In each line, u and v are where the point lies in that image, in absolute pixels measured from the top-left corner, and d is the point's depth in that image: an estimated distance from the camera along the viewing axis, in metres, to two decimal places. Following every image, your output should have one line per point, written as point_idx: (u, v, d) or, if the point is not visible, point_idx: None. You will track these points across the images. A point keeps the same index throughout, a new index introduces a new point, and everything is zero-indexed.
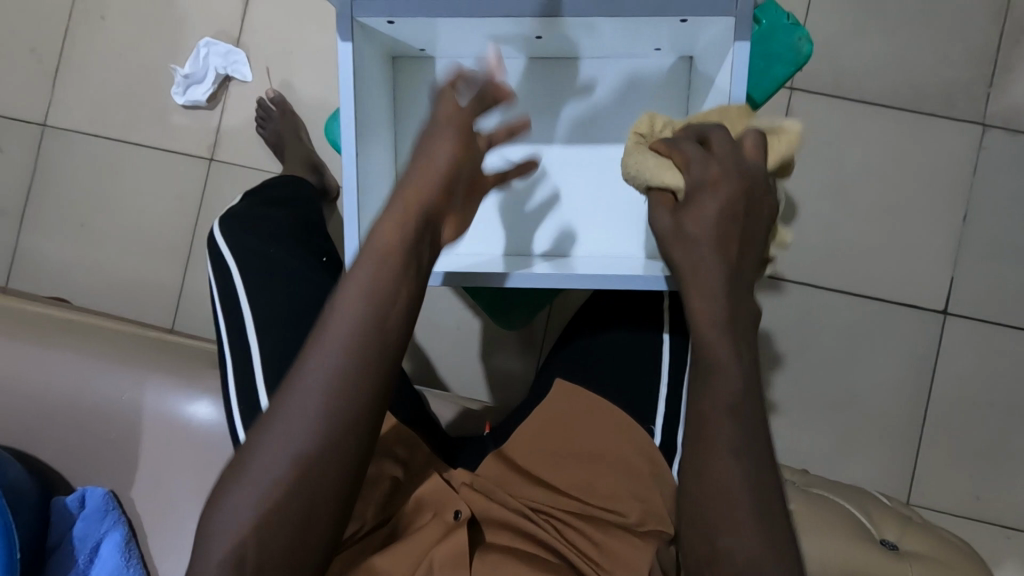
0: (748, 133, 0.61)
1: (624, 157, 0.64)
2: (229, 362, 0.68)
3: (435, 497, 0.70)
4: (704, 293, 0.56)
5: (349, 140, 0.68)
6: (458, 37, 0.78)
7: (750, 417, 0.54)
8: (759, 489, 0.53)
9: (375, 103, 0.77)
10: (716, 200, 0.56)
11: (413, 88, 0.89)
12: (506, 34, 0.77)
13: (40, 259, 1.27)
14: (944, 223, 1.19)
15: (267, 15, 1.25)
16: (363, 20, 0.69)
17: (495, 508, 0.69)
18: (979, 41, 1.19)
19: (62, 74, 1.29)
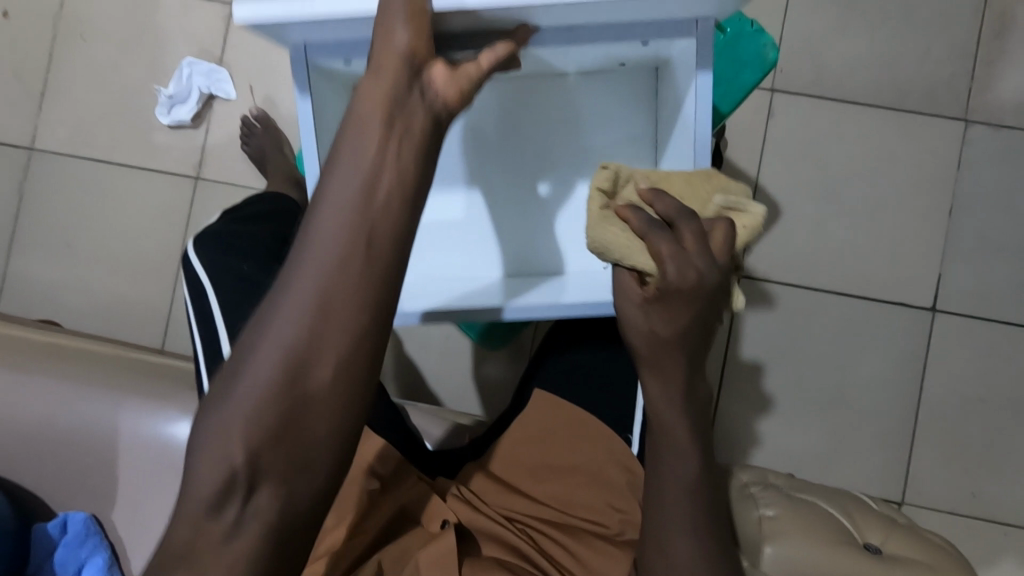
0: (721, 223, 0.59)
1: (587, 221, 0.60)
2: (206, 382, 0.68)
3: (422, 507, 0.70)
4: (663, 384, 0.61)
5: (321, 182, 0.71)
6: None
7: (701, 476, 0.61)
8: (706, 537, 0.59)
9: None
10: (667, 324, 0.59)
11: None
12: None
13: (29, 282, 1.27)
14: (930, 219, 1.19)
15: (250, 33, 1.26)
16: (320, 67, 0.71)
17: (481, 518, 0.68)
18: (959, 37, 1.19)
19: (48, 98, 1.29)
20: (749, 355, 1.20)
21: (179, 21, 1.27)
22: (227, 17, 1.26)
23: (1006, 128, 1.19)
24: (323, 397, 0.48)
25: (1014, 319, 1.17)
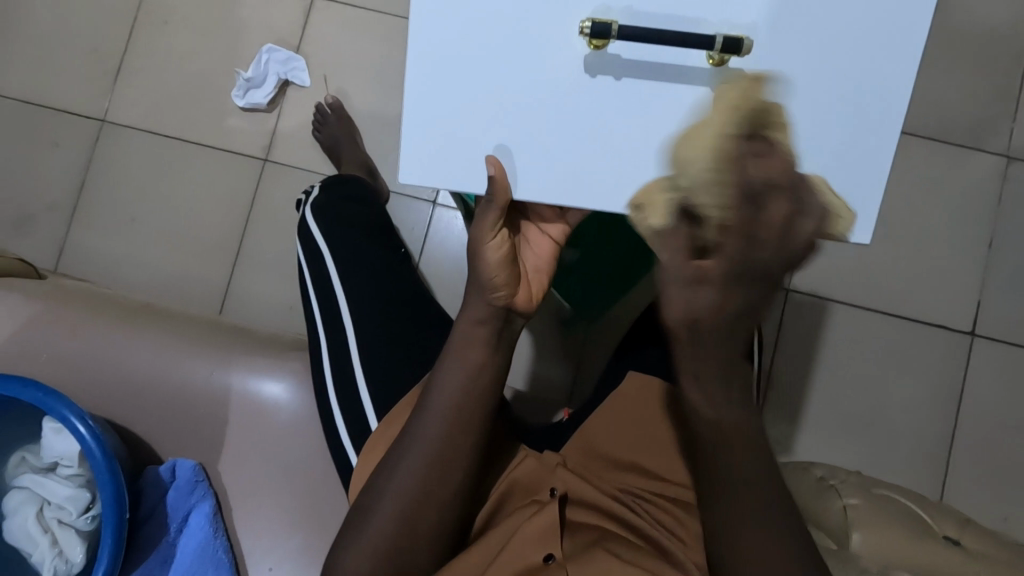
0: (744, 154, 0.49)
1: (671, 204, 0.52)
2: (325, 346, 0.71)
3: (530, 477, 0.71)
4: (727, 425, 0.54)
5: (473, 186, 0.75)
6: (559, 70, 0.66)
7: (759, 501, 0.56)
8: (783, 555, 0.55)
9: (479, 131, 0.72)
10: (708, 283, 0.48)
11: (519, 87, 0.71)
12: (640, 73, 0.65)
13: (90, 250, 1.29)
14: (972, 248, 1.24)
15: (329, 27, 1.30)
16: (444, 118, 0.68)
17: (587, 489, 0.69)
18: (1005, 78, 1.26)
19: (123, 74, 1.33)
20: (795, 368, 1.23)
21: (260, 10, 1.32)
22: (307, 10, 1.31)
23: None
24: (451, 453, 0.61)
25: None
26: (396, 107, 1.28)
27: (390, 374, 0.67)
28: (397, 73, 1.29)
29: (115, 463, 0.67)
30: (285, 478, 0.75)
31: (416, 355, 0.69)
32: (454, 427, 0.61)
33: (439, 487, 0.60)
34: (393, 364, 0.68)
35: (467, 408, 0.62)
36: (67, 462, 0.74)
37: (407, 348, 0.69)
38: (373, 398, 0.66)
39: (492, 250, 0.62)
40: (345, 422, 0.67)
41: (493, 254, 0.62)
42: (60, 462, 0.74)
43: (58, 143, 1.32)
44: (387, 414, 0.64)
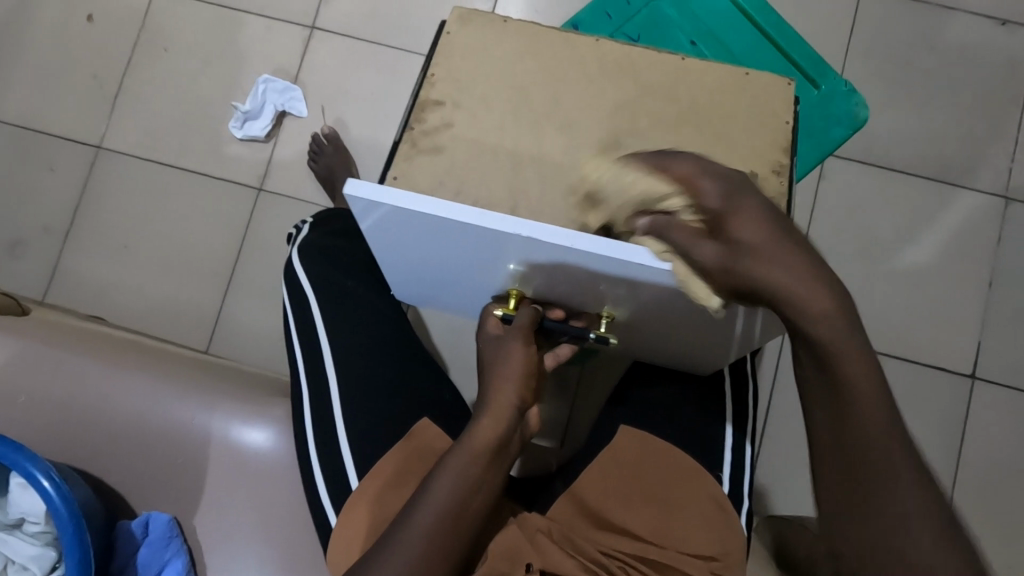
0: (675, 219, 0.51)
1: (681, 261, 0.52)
2: (307, 394, 0.69)
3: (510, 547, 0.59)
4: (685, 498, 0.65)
5: (381, 253, 0.67)
6: (464, 251, 0.60)
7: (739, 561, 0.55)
8: None
9: (388, 228, 0.59)
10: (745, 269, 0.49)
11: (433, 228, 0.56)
12: (541, 274, 0.61)
13: (81, 277, 1.28)
14: (972, 288, 1.23)
15: (328, 57, 1.31)
16: (369, 231, 0.61)
17: (568, 563, 0.58)
18: (1002, 120, 1.26)
19: (121, 100, 1.33)
20: None
21: (261, 40, 1.33)
22: (306, 40, 1.32)
23: None
24: (444, 540, 0.53)
25: None
26: (392, 138, 1.28)
27: (370, 424, 0.65)
28: (394, 103, 1.29)
29: (84, 523, 0.64)
30: (265, 529, 0.73)
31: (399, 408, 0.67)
32: (456, 513, 0.54)
33: None
34: (373, 420, 0.66)
35: (471, 499, 0.55)
36: (33, 519, 0.70)
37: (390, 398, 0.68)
38: (354, 454, 0.64)
39: (514, 362, 0.60)
40: (325, 476, 0.64)
41: (516, 362, 0.60)
42: (26, 518, 0.70)
43: (52, 168, 1.32)
44: (373, 468, 0.62)
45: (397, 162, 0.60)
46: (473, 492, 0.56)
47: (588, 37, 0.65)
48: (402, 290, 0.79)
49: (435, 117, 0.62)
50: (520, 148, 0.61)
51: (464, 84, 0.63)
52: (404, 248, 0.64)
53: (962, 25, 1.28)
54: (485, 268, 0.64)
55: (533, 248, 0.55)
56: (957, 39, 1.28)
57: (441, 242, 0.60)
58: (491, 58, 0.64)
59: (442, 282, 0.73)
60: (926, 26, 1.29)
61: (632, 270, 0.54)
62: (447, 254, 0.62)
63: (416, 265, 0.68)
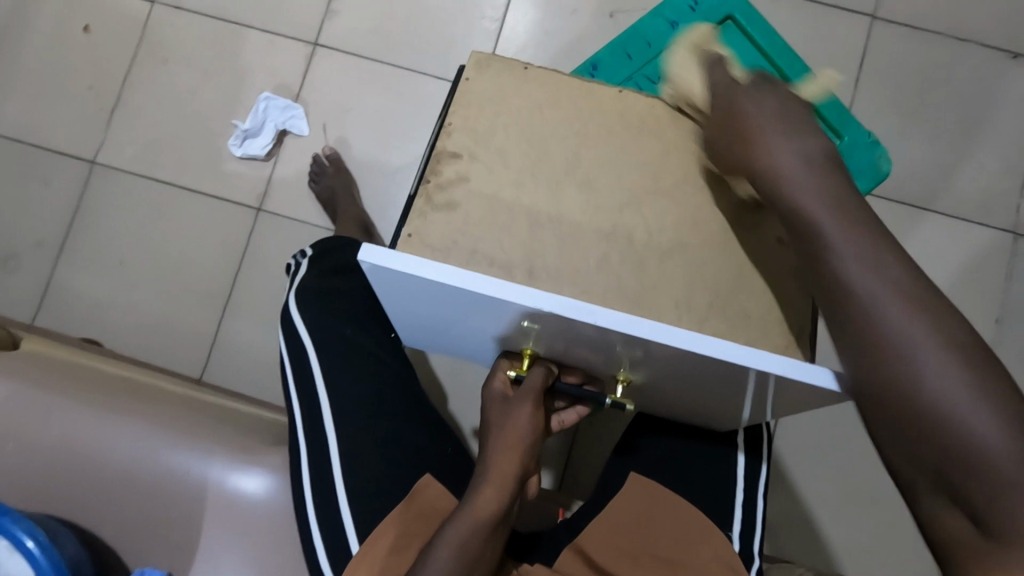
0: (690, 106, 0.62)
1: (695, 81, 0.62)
2: (303, 450, 0.67)
3: None
4: (696, 555, 0.62)
5: (386, 299, 0.64)
6: (471, 311, 0.58)
7: None
8: None
9: (396, 284, 0.56)
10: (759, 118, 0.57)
11: (445, 292, 0.54)
12: (551, 339, 0.59)
13: (72, 297, 1.24)
14: (980, 325, 1.21)
15: (331, 75, 1.28)
16: (377, 283, 0.58)
17: None
18: (1012, 154, 1.25)
19: (117, 115, 1.30)
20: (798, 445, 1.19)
21: (263, 57, 1.30)
22: (309, 57, 1.29)
23: None
24: None
25: None
26: (395, 160, 1.25)
27: (370, 485, 0.64)
28: (398, 123, 1.26)
29: None
30: None
31: (398, 467, 0.66)
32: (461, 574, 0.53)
33: None
34: (372, 479, 0.64)
35: (475, 562, 0.54)
36: None
37: (392, 459, 0.67)
38: (355, 516, 0.62)
39: (526, 422, 0.58)
40: (322, 536, 0.62)
41: (527, 424, 0.58)
42: None
43: (45, 182, 1.28)
44: (375, 529, 0.60)
45: (410, 218, 0.58)
46: (479, 554, 0.54)
47: (609, 87, 0.64)
48: (407, 331, 0.77)
49: (450, 169, 0.60)
50: (537, 205, 0.59)
51: (483, 135, 0.61)
52: (409, 300, 0.61)
53: (975, 57, 1.27)
54: (494, 327, 0.62)
55: (552, 319, 0.53)
56: (968, 71, 1.27)
57: (452, 303, 0.58)
58: (511, 108, 0.62)
59: (450, 330, 0.70)
60: (936, 57, 1.27)
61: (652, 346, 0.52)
62: (453, 310, 0.60)
63: (426, 316, 0.66)
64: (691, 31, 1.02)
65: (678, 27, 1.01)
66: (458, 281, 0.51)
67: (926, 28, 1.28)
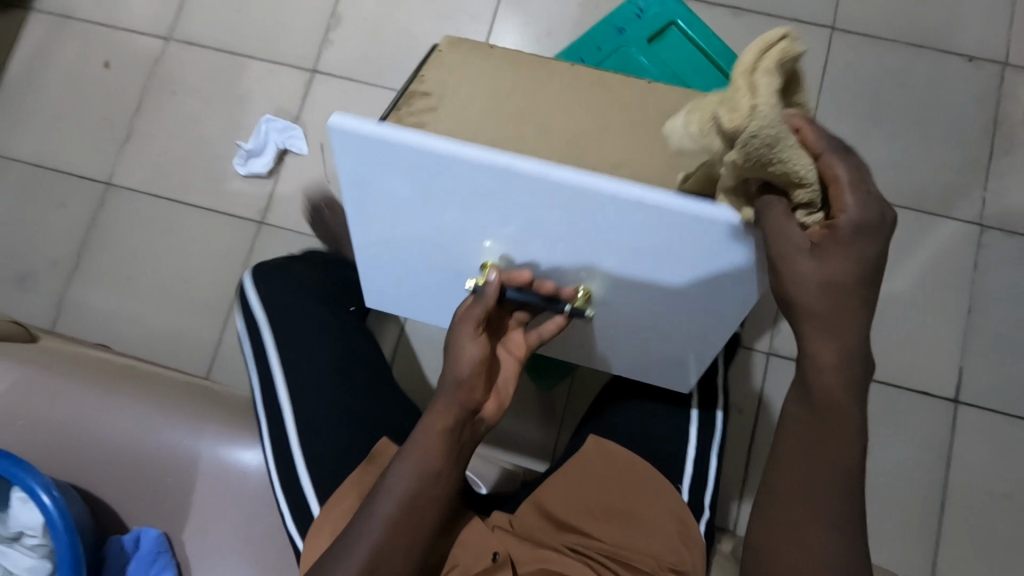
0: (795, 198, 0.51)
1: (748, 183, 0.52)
2: (263, 414, 0.76)
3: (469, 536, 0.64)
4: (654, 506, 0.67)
5: (357, 213, 0.67)
6: (433, 201, 0.61)
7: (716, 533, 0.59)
8: None
9: (362, 174, 0.60)
10: (843, 268, 0.52)
11: (407, 169, 0.57)
12: (511, 230, 0.62)
13: (86, 308, 1.33)
14: (950, 313, 1.25)
15: (328, 98, 1.39)
16: (345, 177, 0.61)
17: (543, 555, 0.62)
18: (972, 150, 1.31)
19: (131, 141, 1.41)
20: None
21: (265, 84, 1.41)
22: (308, 83, 1.40)
23: (1018, 235, 1.27)
24: (412, 515, 0.59)
25: None
26: None
27: (324, 445, 0.72)
28: None
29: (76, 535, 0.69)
30: (252, 544, 0.77)
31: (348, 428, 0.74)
32: (418, 491, 0.59)
33: (396, 553, 0.58)
34: (323, 441, 0.73)
35: (432, 475, 0.60)
36: (32, 532, 0.72)
37: (347, 417, 0.75)
38: (312, 473, 0.71)
39: (475, 345, 0.63)
40: (286, 497, 0.71)
41: (476, 347, 0.63)
42: (25, 531, 0.72)
43: (64, 204, 1.39)
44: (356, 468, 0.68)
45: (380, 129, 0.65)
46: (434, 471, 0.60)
47: (564, 61, 0.71)
48: (380, 275, 0.80)
49: (417, 107, 0.67)
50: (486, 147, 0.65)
51: (448, 87, 0.68)
52: (377, 206, 0.64)
53: (930, 60, 1.34)
54: (458, 231, 0.65)
55: (508, 188, 0.55)
56: (925, 74, 1.34)
57: (418, 192, 0.61)
58: (476, 69, 0.70)
59: (420, 259, 0.74)
60: (893, 63, 1.35)
61: (605, 211, 0.54)
62: (418, 208, 0.63)
63: (395, 234, 0.69)
64: (632, 34, 1.19)
65: (622, 33, 1.19)
66: (422, 141, 0.53)
67: (883, 36, 1.36)
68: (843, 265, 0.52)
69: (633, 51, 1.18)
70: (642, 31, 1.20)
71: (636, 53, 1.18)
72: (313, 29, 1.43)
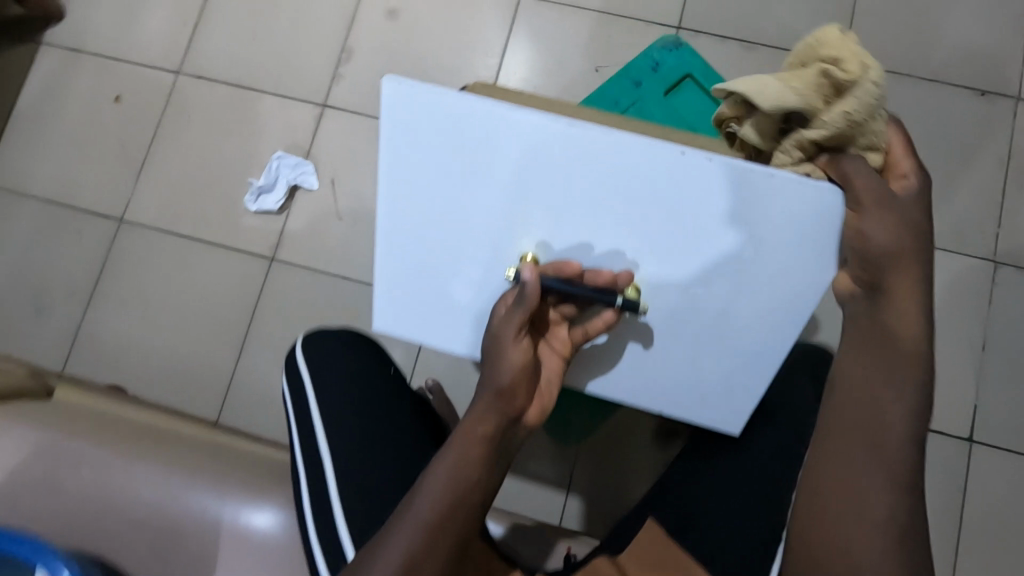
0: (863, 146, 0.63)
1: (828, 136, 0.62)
2: (303, 467, 0.78)
3: None
4: None
5: (394, 205, 0.72)
6: (482, 179, 0.70)
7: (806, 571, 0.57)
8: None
9: (419, 149, 0.69)
10: (888, 240, 0.60)
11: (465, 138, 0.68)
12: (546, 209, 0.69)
13: (98, 346, 1.33)
14: (964, 351, 1.25)
15: (338, 133, 1.39)
16: (400, 154, 0.70)
17: None
18: (986, 185, 1.31)
19: (143, 177, 1.41)
20: None
21: (276, 119, 1.41)
22: (318, 117, 1.40)
23: None
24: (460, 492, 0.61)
25: None
26: None
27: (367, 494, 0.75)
28: None
29: None
30: None
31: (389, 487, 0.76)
32: (465, 466, 0.62)
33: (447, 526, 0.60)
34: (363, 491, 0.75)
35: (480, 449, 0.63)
36: None
37: (381, 466, 0.77)
38: (349, 526, 0.72)
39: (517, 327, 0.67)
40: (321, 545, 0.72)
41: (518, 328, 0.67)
42: None
43: (76, 240, 1.39)
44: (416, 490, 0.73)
45: None
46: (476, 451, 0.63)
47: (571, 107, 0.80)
48: (402, 310, 0.76)
49: None
50: None
51: None
52: (421, 190, 0.71)
53: (943, 94, 1.34)
54: (489, 219, 0.71)
55: (563, 146, 0.67)
56: (937, 108, 1.34)
57: (472, 167, 0.69)
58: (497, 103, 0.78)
59: (447, 269, 0.73)
60: (906, 97, 1.34)
61: (655, 162, 0.66)
62: (461, 191, 0.70)
63: (426, 232, 0.73)
64: (649, 88, 1.21)
65: (639, 86, 1.22)
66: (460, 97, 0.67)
67: (895, 70, 1.35)
68: (892, 235, 0.60)
69: (652, 105, 1.20)
70: (659, 84, 1.22)
71: (654, 106, 1.21)
72: (323, 63, 1.43)
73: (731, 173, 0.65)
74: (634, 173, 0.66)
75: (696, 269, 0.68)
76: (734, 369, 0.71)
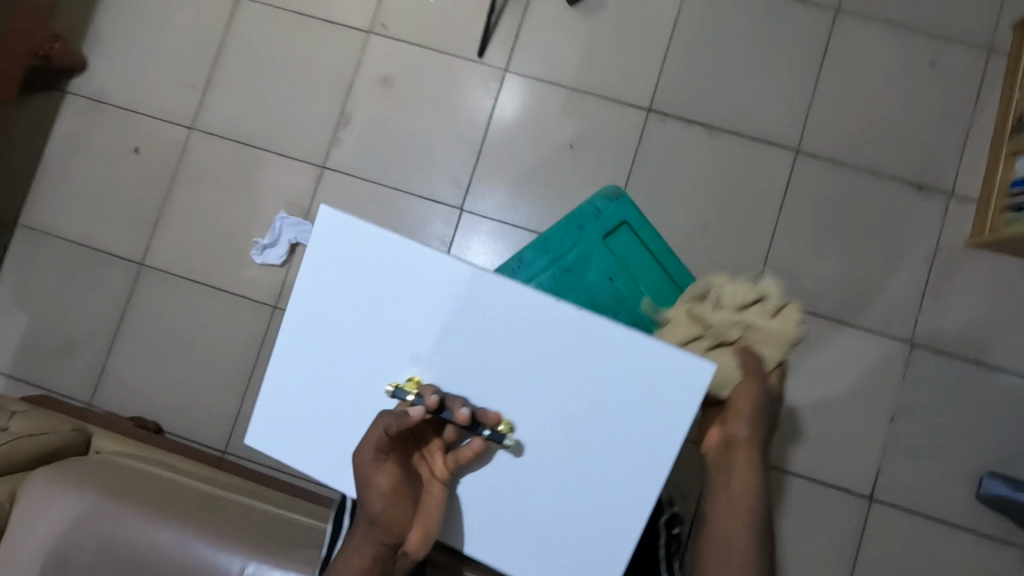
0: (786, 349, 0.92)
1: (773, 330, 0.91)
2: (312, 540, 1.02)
3: None
4: None
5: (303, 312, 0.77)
6: (389, 304, 0.74)
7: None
8: None
9: (344, 263, 0.75)
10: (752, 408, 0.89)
11: (385, 264, 0.74)
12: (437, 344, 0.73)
13: (123, 377, 1.53)
14: (875, 421, 1.43)
15: (335, 195, 1.54)
16: (324, 262, 0.75)
17: None
18: (912, 274, 1.46)
19: (159, 225, 1.57)
20: None
21: (279, 178, 1.56)
22: (317, 178, 1.55)
23: (944, 354, 1.43)
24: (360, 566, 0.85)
25: (934, 515, 1.40)
26: None
27: None
28: None
29: None
30: None
31: None
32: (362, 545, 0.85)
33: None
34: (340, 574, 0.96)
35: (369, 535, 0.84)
36: None
37: None
38: None
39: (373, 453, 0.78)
40: None
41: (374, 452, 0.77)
42: None
43: (101, 281, 1.56)
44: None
45: None
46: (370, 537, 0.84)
47: None
48: (286, 412, 0.80)
49: None
50: None
51: None
52: (334, 301, 0.76)
53: (883, 187, 1.47)
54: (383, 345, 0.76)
55: (468, 290, 0.72)
56: (877, 199, 1.47)
57: (384, 291, 0.74)
58: None
59: (341, 385, 0.78)
60: (850, 187, 1.48)
61: (538, 313, 0.71)
62: (369, 310, 0.75)
63: (328, 344, 0.77)
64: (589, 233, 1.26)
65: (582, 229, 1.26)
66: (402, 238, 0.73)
67: (843, 161, 1.48)
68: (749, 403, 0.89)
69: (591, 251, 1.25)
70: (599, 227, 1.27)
71: (594, 251, 1.25)
72: (322, 127, 1.57)
73: (597, 336, 0.70)
74: (522, 318, 0.71)
75: (560, 410, 0.72)
76: (600, 515, 0.72)
